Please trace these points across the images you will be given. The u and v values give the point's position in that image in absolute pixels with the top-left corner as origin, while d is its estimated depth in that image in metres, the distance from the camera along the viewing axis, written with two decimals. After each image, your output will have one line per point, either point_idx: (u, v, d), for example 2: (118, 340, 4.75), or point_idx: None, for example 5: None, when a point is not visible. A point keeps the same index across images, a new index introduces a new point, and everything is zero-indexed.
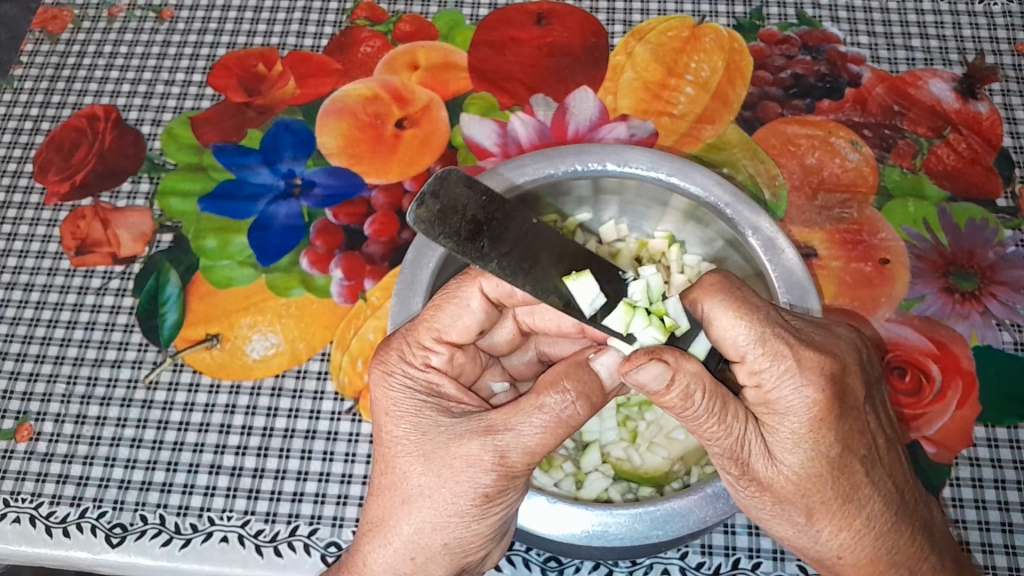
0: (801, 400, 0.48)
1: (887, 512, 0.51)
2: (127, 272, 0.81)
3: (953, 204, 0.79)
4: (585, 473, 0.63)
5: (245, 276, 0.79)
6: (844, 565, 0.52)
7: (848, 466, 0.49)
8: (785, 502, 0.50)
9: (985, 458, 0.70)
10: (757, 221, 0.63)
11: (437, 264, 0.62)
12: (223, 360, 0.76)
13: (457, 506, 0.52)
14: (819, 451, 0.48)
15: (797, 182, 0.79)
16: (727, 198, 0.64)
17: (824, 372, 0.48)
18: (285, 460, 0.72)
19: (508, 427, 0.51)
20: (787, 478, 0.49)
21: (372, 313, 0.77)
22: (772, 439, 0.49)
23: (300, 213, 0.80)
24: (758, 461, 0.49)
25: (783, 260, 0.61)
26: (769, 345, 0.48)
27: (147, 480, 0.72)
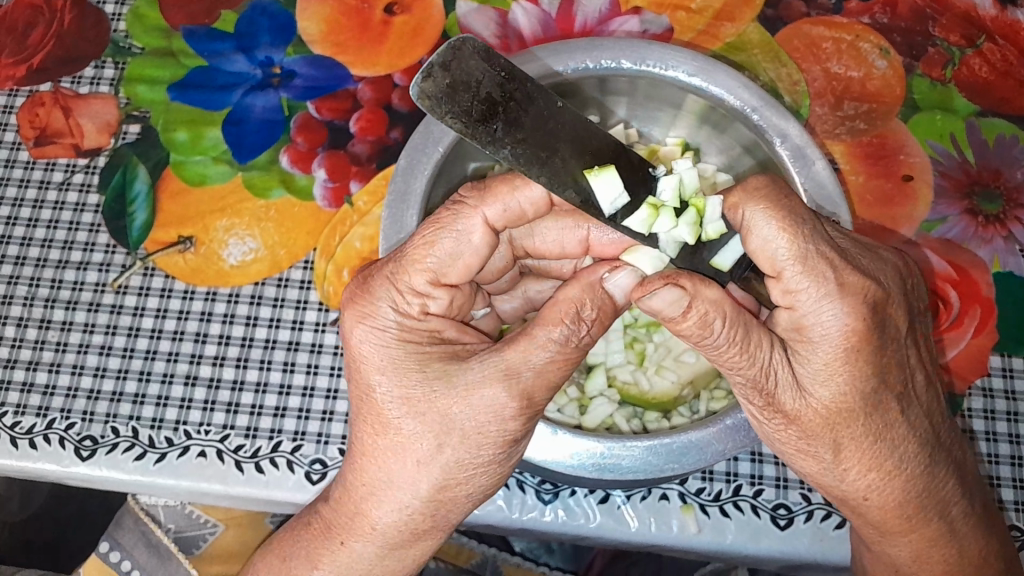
0: (838, 328, 0.44)
1: (920, 451, 0.50)
2: (91, 165, 0.74)
3: (983, 119, 0.74)
4: (588, 399, 0.59)
5: (221, 174, 0.73)
6: (869, 505, 0.51)
7: (884, 402, 0.47)
8: (811, 438, 0.48)
9: (999, 390, 0.67)
10: (786, 128, 0.56)
11: (432, 171, 0.56)
12: (198, 265, 0.71)
13: (459, 453, 0.48)
14: (855, 383, 0.45)
15: (819, 89, 0.73)
16: (756, 100, 0.57)
17: (866, 298, 0.45)
18: (266, 372, 0.68)
19: (524, 364, 0.47)
20: (816, 410, 0.46)
21: (358, 218, 0.71)
22: (803, 370, 0.46)
23: (279, 105, 0.74)
24: (786, 392, 0.46)
25: (813, 171, 0.56)
26: (811, 264, 0.44)
27: (118, 390, 0.68)
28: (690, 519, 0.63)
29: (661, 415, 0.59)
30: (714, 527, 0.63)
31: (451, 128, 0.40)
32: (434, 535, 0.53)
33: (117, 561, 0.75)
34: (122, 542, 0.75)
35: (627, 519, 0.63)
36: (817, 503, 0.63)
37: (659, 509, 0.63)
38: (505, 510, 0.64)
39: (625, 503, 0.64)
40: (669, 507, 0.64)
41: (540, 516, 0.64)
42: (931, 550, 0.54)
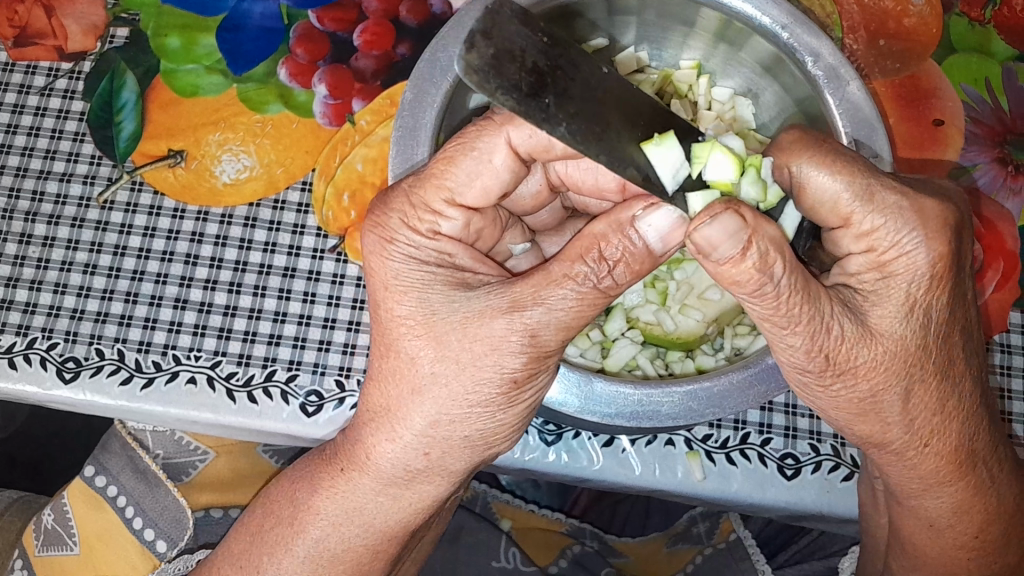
0: (926, 258, 0.42)
1: (974, 396, 0.48)
2: (76, 71, 0.70)
3: (1020, 63, 0.70)
4: (611, 340, 0.58)
5: (214, 85, 0.68)
6: (927, 452, 0.49)
7: (952, 334, 0.45)
8: (878, 390, 0.45)
9: (1017, 346, 0.65)
10: (818, 46, 0.52)
11: (443, 103, 0.52)
12: (189, 182, 0.67)
13: (480, 393, 0.45)
14: (928, 318, 0.43)
15: (854, 24, 0.69)
16: (785, 17, 0.52)
17: (946, 221, 0.43)
18: (261, 298, 0.65)
19: (537, 301, 0.43)
20: (893, 358, 0.44)
21: (361, 138, 0.67)
22: (876, 315, 0.43)
23: (278, 13, 0.69)
24: (857, 345, 0.43)
25: (846, 94, 0.51)
26: (877, 197, 0.42)
27: (103, 311, 0.65)
28: (696, 466, 0.61)
29: (686, 356, 0.59)
30: (719, 475, 0.61)
31: (503, 107, 0.36)
32: (446, 479, 0.50)
33: (103, 486, 0.73)
34: (110, 470, 0.73)
35: (632, 464, 0.62)
36: (825, 454, 0.62)
37: (664, 455, 0.62)
38: (507, 450, 0.62)
39: (630, 447, 0.62)
40: (675, 453, 0.62)
41: (542, 458, 0.62)
42: (972, 500, 0.52)
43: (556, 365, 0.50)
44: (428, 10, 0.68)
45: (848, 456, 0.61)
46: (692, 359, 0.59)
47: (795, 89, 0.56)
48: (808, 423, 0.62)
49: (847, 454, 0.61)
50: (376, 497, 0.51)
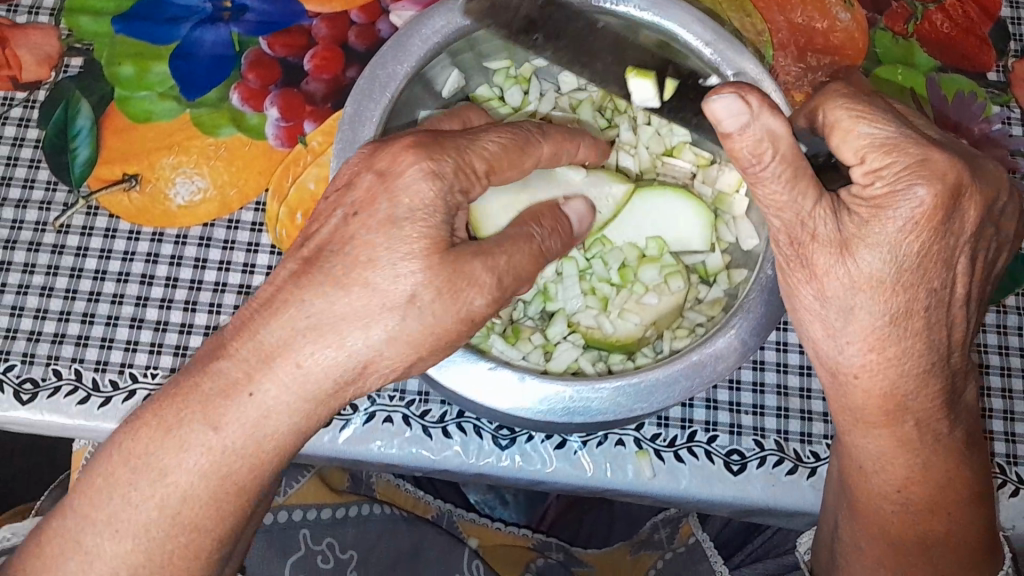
0: (913, 206, 0.45)
1: (927, 353, 0.49)
2: (30, 99, 0.71)
3: (942, 74, 0.74)
4: (554, 345, 0.61)
5: (167, 111, 0.70)
6: (858, 387, 0.51)
7: (915, 285, 0.47)
8: (827, 300, 0.49)
9: (1014, 347, 0.68)
10: (741, 63, 0.55)
11: (381, 117, 0.54)
12: (144, 204, 0.69)
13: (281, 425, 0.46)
14: (902, 255, 0.46)
15: (783, 40, 0.72)
16: (706, 34, 0.55)
17: (944, 184, 0.45)
18: (216, 315, 0.67)
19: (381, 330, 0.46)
20: (854, 278, 0.47)
21: (313, 158, 0.69)
22: (850, 230, 0.47)
23: (230, 41, 0.71)
24: (826, 248, 0.47)
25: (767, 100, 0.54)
26: (900, 150, 0.46)
27: (60, 332, 0.66)
28: (644, 465, 0.63)
29: (626, 357, 0.60)
30: (668, 473, 0.63)
31: None
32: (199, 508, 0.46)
33: None
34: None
35: (583, 464, 0.63)
36: (770, 449, 0.64)
37: (615, 455, 0.63)
38: (462, 456, 0.63)
39: (581, 449, 0.64)
40: (625, 453, 0.64)
41: (497, 461, 0.63)
42: (898, 453, 0.53)
43: (491, 364, 0.52)
44: (376, 35, 0.71)
45: (791, 451, 0.64)
46: (632, 361, 0.60)
47: None
48: (773, 422, 0.64)
49: (791, 448, 0.64)
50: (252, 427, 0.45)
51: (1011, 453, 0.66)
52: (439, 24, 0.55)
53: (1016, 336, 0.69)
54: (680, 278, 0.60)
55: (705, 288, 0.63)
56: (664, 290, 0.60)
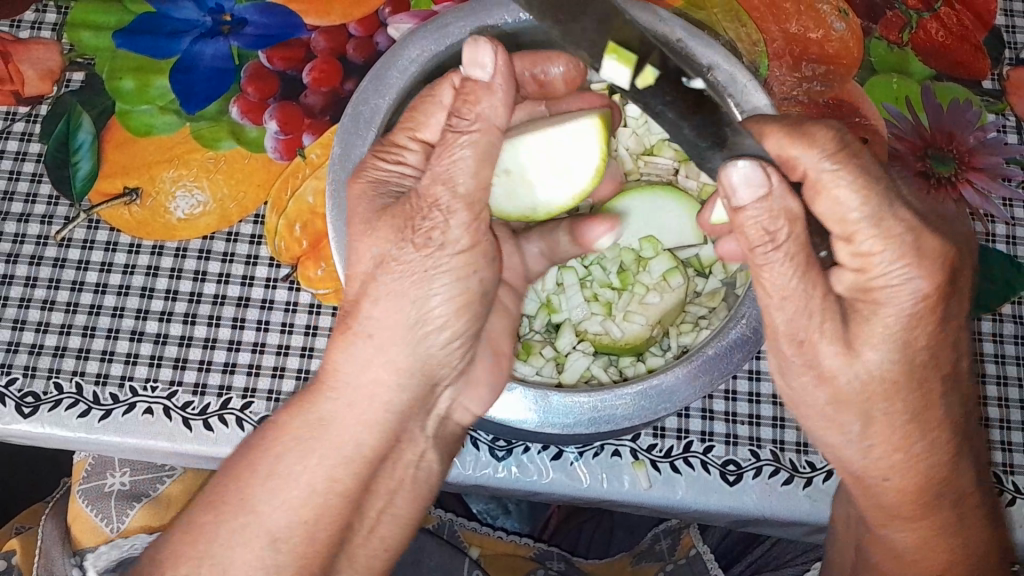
0: (914, 296, 0.48)
1: (948, 448, 0.53)
2: (32, 114, 0.72)
3: (937, 83, 0.74)
4: (564, 356, 0.61)
5: (167, 124, 0.70)
6: (886, 489, 0.55)
7: (926, 380, 0.51)
8: (842, 404, 0.52)
9: (1011, 356, 0.69)
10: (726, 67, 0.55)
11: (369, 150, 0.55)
12: (144, 218, 0.69)
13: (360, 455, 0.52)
14: (910, 351, 0.50)
15: (778, 50, 0.72)
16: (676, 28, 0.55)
17: (941, 265, 0.48)
18: (215, 327, 0.67)
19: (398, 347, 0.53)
20: (867, 379, 0.51)
21: (311, 171, 0.70)
22: (858, 331, 0.50)
23: (229, 54, 0.71)
24: (837, 361, 0.51)
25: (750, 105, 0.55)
26: (887, 227, 0.48)
27: (62, 345, 0.67)
28: (641, 475, 0.63)
29: (635, 360, 0.61)
30: (665, 483, 0.63)
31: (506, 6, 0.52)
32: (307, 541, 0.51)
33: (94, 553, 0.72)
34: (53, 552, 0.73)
35: (579, 475, 0.64)
36: (765, 459, 0.64)
37: (611, 466, 0.64)
38: (459, 469, 0.64)
39: (578, 460, 0.64)
40: (621, 463, 0.64)
41: (493, 473, 0.64)
42: (934, 543, 0.56)
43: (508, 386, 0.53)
44: (374, 47, 0.72)
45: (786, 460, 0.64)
46: (643, 363, 0.61)
47: None
48: (766, 430, 0.65)
49: (786, 458, 0.64)
50: (337, 445, 0.51)
51: (1006, 462, 0.66)
52: (415, 53, 0.55)
53: (1013, 345, 0.69)
54: (680, 275, 0.61)
55: (702, 280, 0.63)
56: (665, 288, 0.60)
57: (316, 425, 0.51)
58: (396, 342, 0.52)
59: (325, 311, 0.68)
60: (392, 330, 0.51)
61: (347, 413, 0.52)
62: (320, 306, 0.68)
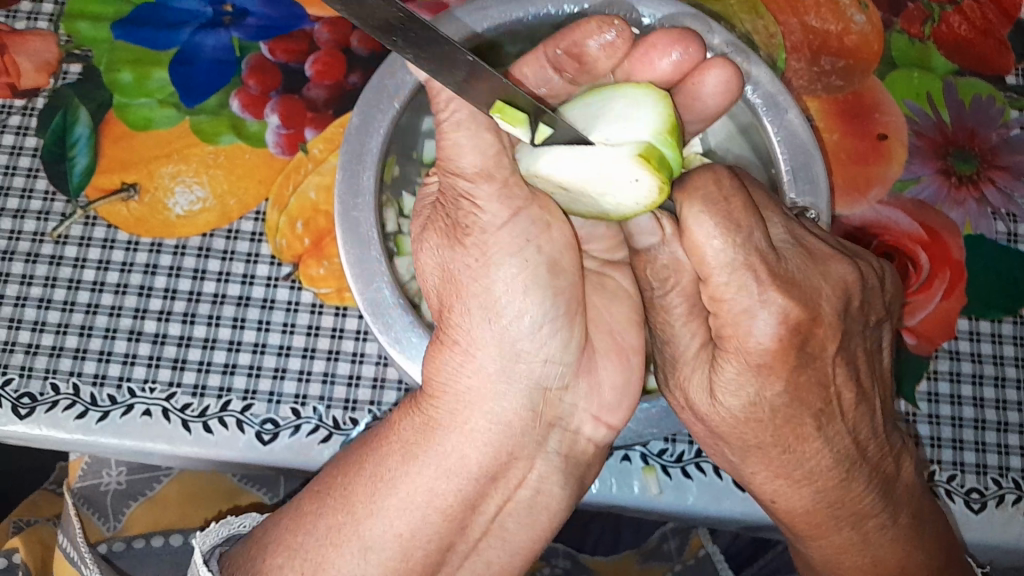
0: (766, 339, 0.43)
1: (839, 466, 0.49)
2: (29, 107, 0.70)
3: (960, 78, 0.72)
4: None
5: (166, 118, 0.69)
6: (777, 508, 0.52)
7: (797, 418, 0.47)
8: (727, 440, 0.50)
9: None
10: (757, 74, 0.53)
11: (387, 129, 0.53)
12: (143, 214, 0.68)
13: (453, 475, 0.49)
14: (764, 395, 0.46)
15: (796, 43, 0.70)
16: (726, 46, 0.54)
17: (791, 322, 0.43)
18: (215, 327, 0.65)
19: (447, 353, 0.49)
20: (734, 414, 0.47)
21: (313, 166, 0.68)
22: (715, 377, 0.47)
23: (230, 46, 0.70)
24: (700, 393, 0.49)
25: (786, 121, 0.53)
26: (742, 277, 0.43)
27: (58, 345, 0.65)
28: (651, 481, 0.62)
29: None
30: (676, 489, 0.61)
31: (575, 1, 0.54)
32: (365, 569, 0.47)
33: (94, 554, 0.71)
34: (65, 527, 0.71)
35: None
36: None
37: (621, 471, 0.62)
38: None
39: None
40: (631, 468, 0.62)
41: None
42: (842, 556, 0.54)
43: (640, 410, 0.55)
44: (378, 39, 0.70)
45: None
46: (640, 380, 0.60)
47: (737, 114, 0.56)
48: None
49: None
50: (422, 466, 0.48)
51: None
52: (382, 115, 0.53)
53: None
54: None
55: None
56: None
57: (425, 435, 0.49)
58: (492, 355, 0.49)
59: (327, 311, 0.66)
60: (480, 333, 0.49)
61: (462, 431, 0.49)
62: (322, 305, 0.66)
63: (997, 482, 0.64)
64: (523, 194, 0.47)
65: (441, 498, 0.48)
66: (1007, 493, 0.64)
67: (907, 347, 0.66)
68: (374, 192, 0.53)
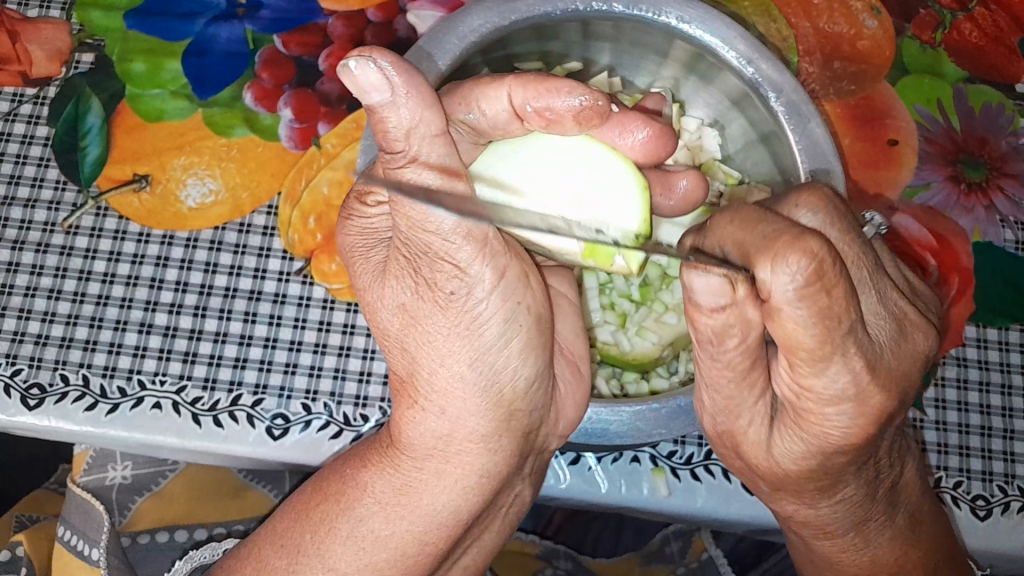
0: (836, 428, 0.44)
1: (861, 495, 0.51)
2: (40, 96, 0.70)
3: (970, 85, 0.73)
4: None
5: (179, 109, 0.68)
6: (804, 530, 0.54)
7: (843, 475, 0.48)
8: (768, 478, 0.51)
9: None
10: (779, 80, 0.53)
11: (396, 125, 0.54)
12: (154, 207, 0.67)
13: (424, 527, 0.50)
14: (807, 451, 0.47)
15: (809, 47, 0.71)
16: (751, 52, 0.53)
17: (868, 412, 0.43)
18: (226, 321, 0.65)
19: (421, 397, 0.48)
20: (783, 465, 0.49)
21: (326, 161, 0.68)
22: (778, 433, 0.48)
23: (244, 38, 0.69)
24: (757, 432, 0.49)
25: (808, 130, 0.52)
26: (830, 371, 0.42)
27: (68, 336, 0.65)
28: (660, 483, 0.62)
29: (640, 377, 0.60)
30: (684, 492, 0.62)
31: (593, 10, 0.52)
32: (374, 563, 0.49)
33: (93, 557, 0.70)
34: (69, 519, 0.71)
35: (597, 481, 0.62)
36: None
37: (629, 472, 0.62)
38: None
39: (596, 465, 0.63)
40: (639, 469, 0.62)
41: None
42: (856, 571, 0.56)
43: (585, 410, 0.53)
44: (393, 35, 0.69)
45: None
46: (646, 381, 0.60)
47: (758, 122, 0.57)
48: None
49: None
50: (397, 520, 0.49)
51: None
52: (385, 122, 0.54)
53: None
54: None
55: None
56: (685, 310, 0.59)
57: (401, 495, 0.49)
58: (470, 411, 0.48)
59: (339, 307, 0.66)
60: (443, 383, 0.47)
61: (437, 481, 0.49)
62: (334, 301, 0.66)
63: (1003, 488, 0.64)
64: (504, 252, 0.46)
65: (420, 533, 0.50)
66: (1013, 499, 0.64)
67: None
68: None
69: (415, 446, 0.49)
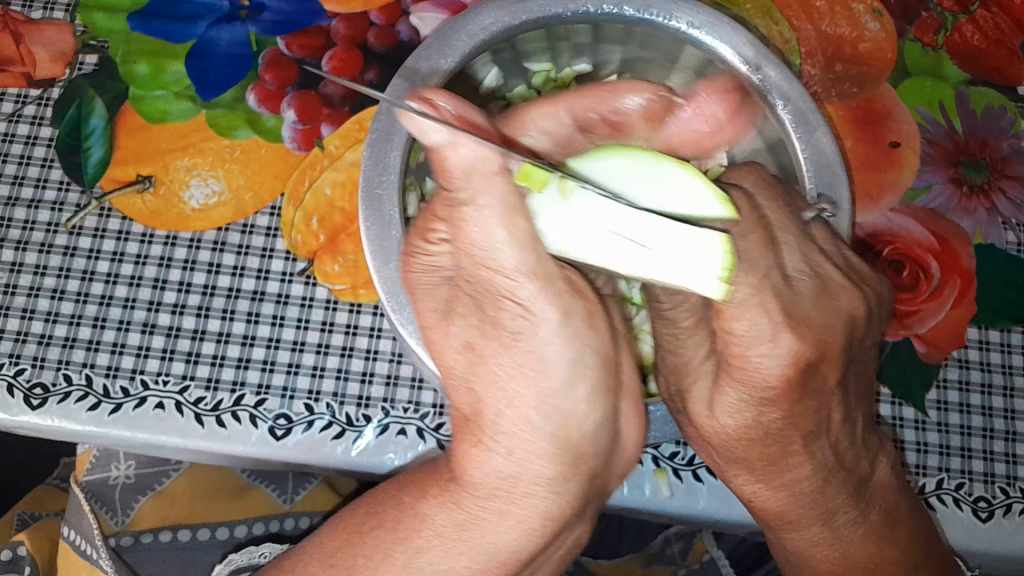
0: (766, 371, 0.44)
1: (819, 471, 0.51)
2: (44, 97, 0.70)
3: (971, 87, 0.73)
4: None
5: (182, 110, 0.68)
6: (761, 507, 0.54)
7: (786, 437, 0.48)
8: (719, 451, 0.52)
9: None
10: (789, 89, 0.52)
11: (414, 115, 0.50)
12: (157, 208, 0.68)
13: (488, 563, 0.50)
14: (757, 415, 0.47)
15: (811, 49, 0.71)
16: (761, 59, 0.52)
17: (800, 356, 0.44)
18: (229, 322, 0.66)
19: (495, 441, 0.48)
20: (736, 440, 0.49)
21: (329, 163, 0.68)
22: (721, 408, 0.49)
23: (247, 40, 0.69)
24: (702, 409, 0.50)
25: (816, 140, 0.51)
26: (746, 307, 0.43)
27: (72, 336, 0.65)
28: (662, 483, 0.62)
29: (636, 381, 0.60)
30: (687, 492, 0.62)
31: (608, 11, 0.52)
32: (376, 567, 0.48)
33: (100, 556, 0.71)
34: (73, 520, 0.72)
35: None
36: None
37: (632, 472, 0.62)
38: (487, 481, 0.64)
39: None
40: (642, 470, 0.63)
41: None
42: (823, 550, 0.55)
43: None
44: (396, 36, 0.70)
45: None
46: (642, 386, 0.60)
47: (761, 124, 0.57)
48: None
49: None
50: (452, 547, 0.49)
51: None
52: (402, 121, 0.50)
53: None
54: None
55: None
56: None
57: (463, 531, 0.49)
58: (533, 453, 0.47)
59: (342, 308, 0.66)
60: (510, 415, 0.47)
61: (500, 521, 0.49)
62: (336, 302, 0.66)
63: (1005, 490, 0.64)
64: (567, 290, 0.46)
65: (489, 567, 0.50)
66: (1015, 501, 0.64)
67: (918, 356, 0.67)
68: (399, 172, 0.50)
69: (477, 485, 0.48)
